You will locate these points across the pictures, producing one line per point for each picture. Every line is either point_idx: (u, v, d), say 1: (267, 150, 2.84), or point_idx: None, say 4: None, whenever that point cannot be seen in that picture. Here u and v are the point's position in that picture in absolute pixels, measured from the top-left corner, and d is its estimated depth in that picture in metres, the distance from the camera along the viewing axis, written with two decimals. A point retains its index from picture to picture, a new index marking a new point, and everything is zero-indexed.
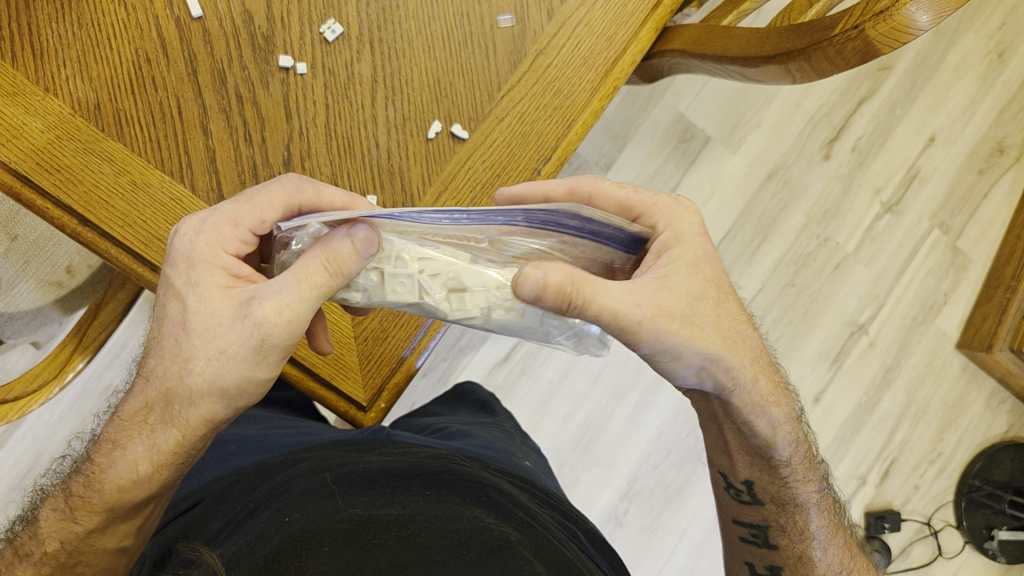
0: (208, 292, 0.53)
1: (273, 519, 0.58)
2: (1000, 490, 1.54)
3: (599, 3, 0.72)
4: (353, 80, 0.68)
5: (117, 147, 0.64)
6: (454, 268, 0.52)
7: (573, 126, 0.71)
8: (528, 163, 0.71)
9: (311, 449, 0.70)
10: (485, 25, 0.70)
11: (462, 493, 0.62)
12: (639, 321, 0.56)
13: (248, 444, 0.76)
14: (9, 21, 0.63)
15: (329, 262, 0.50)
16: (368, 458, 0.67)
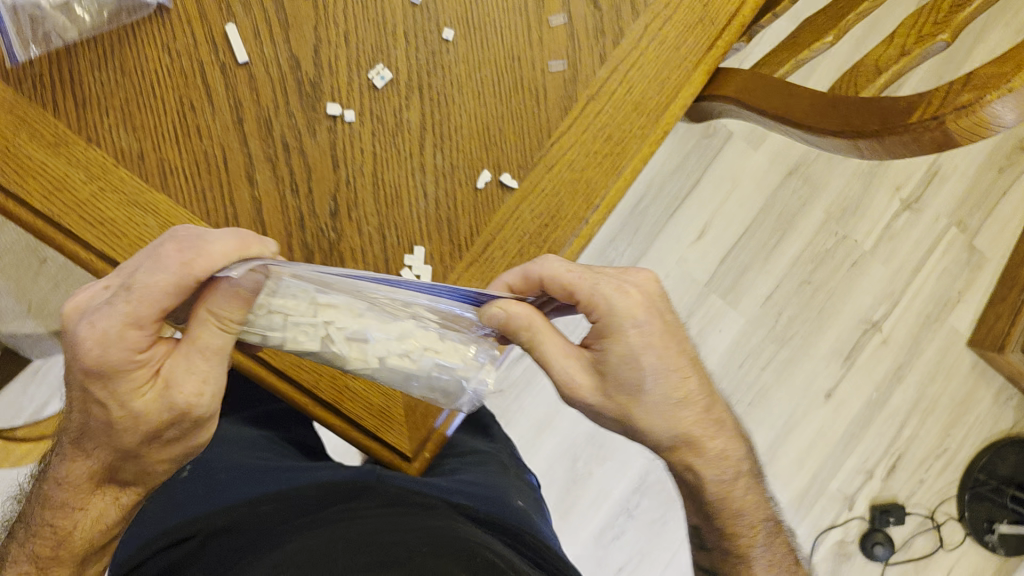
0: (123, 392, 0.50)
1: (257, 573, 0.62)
2: (1003, 485, 1.57)
3: (654, 45, 0.70)
4: (401, 128, 0.67)
5: (162, 199, 0.63)
6: (359, 320, 0.53)
7: (623, 173, 0.70)
8: (577, 212, 0.69)
9: (306, 510, 0.71)
10: (536, 70, 0.68)
11: (458, 550, 0.60)
12: (564, 379, 0.62)
13: (251, 484, 0.81)
14: (51, 67, 0.61)
15: (220, 318, 0.50)
16: (358, 509, 0.70)
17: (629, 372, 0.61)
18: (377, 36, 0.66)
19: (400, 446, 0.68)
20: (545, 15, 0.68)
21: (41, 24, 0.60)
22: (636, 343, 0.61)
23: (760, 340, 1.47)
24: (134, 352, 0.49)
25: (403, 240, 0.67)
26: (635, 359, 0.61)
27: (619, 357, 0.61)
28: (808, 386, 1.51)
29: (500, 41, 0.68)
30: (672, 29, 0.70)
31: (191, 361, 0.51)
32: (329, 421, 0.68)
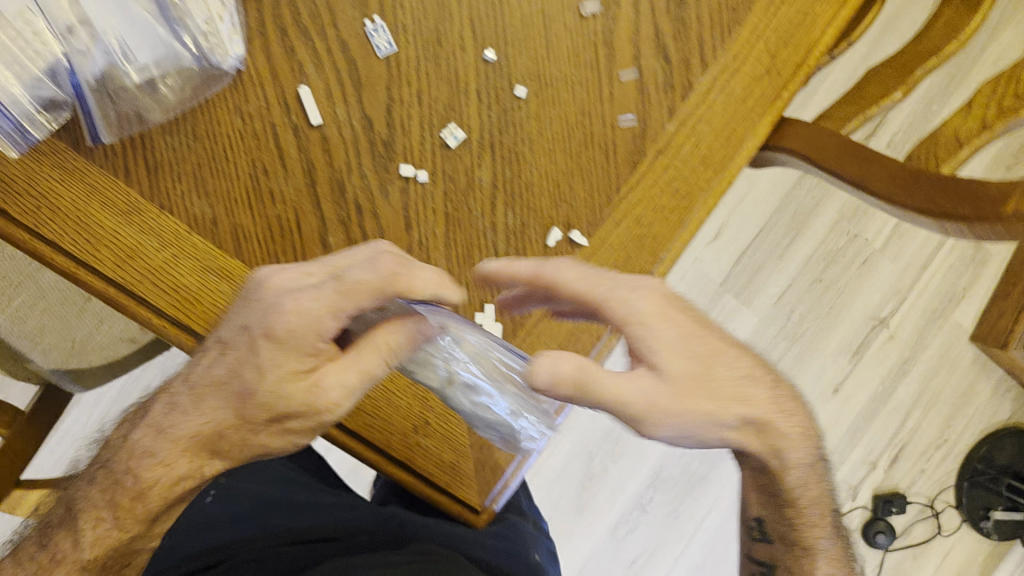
0: (281, 377, 0.50)
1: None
2: (1000, 474, 1.61)
3: (722, 97, 0.70)
4: (473, 186, 0.66)
5: (236, 264, 0.61)
6: (484, 373, 0.57)
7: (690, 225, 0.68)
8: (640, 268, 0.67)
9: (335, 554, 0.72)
10: (607, 126, 0.68)
11: None
12: (643, 406, 0.53)
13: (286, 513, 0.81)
14: (121, 134, 0.59)
15: (389, 350, 0.52)
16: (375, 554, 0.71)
17: (687, 361, 0.55)
18: (450, 95, 0.65)
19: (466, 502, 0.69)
20: (617, 71, 0.67)
21: (123, 105, 0.59)
22: (671, 338, 0.55)
23: (772, 337, 1.50)
24: (318, 337, 0.51)
25: (472, 301, 0.66)
26: (677, 343, 0.55)
27: (656, 347, 0.55)
28: (818, 381, 1.53)
29: (571, 98, 0.67)
30: (740, 80, 0.70)
31: (346, 373, 0.51)
32: (395, 474, 0.68)
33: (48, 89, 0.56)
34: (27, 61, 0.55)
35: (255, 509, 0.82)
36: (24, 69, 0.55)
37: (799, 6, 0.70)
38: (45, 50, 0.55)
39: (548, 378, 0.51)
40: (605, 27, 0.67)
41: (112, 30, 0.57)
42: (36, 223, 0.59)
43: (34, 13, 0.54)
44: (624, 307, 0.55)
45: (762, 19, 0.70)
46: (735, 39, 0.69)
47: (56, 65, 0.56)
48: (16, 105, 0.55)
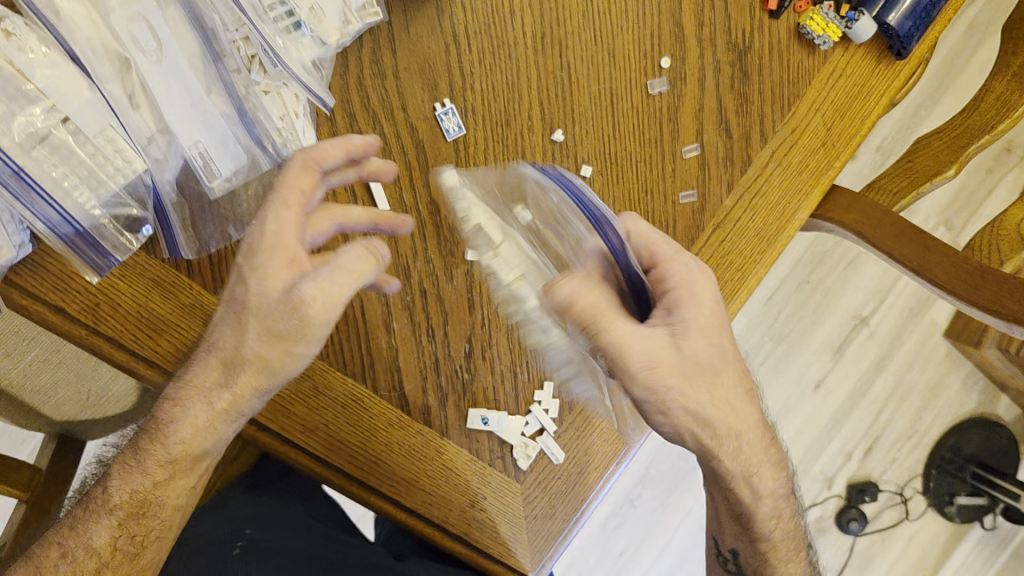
0: (264, 274, 0.51)
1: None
2: (965, 463, 1.69)
3: (779, 171, 0.68)
4: None
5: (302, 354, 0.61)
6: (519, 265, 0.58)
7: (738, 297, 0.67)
8: None
9: None
10: (668, 202, 0.67)
11: None
12: (644, 367, 0.52)
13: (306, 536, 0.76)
14: (189, 234, 0.58)
15: (366, 254, 0.51)
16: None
17: (709, 350, 0.55)
18: None
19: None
20: (679, 146, 0.67)
21: (211, 227, 0.59)
22: (704, 318, 0.55)
23: (759, 337, 1.57)
24: (292, 230, 0.52)
25: (533, 377, 0.67)
26: (714, 332, 0.55)
27: (698, 330, 0.54)
28: (800, 378, 1.59)
29: (634, 175, 0.66)
30: (799, 153, 0.69)
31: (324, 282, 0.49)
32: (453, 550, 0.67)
33: (128, 206, 0.54)
34: (106, 179, 0.52)
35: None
36: (103, 188, 0.52)
37: (856, 78, 0.69)
38: (128, 168, 0.52)
39: (560, 295, 0.52)
40: (670, 103, 0.66)
41: (198, 144, 0.56)
42: (95, 320, 0.56)
43: (117, 130, 0.52)
44: (699, 290, 0.55)
45: (821, 91, 0.69)
46: (793, 111, 0.69)
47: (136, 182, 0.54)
48: (99, 227, 0.52)
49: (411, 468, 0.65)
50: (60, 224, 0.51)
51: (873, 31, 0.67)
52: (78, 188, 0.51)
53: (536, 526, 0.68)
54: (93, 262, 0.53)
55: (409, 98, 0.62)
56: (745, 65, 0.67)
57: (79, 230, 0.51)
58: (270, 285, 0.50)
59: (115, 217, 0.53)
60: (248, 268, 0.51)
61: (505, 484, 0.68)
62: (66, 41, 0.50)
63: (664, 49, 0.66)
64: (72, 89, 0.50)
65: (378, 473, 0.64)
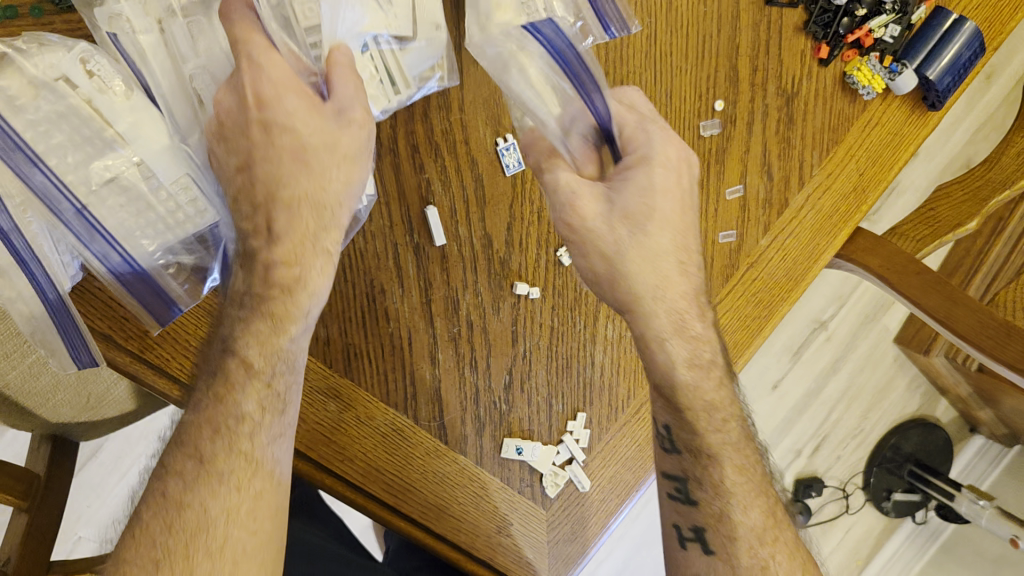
0: (297, 107, 0.50)
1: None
2: (904, 460, 1.76)
3: (811, 216, 0.70)
4: (580, 301, 0.66)
5: (344, 383, 0.60)
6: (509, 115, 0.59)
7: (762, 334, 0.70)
8: None
9: None
10: (708, 241, 0.68)
11: None
12: (566, 202, 0.57)
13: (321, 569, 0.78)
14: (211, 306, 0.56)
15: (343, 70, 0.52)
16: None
17: (641, 207, 0.57)
18: None
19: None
20: (723, 188, 0.68)
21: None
22: (658, 179, 0.58)
23: None
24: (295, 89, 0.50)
25: (566, 408, 0.68)
26: (651, 193, 0.57)
27: (635, 189, 0.57)
28: (761, 379, 1.64)
29: None
30: (830, 198, 0.71)
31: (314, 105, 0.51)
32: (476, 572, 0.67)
33: (193, 254, 0.54)
34: (175, 226, 0.52)
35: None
36: (170, 235, 0.52)
37: (890, 129, 0.71)
38: (199, 216, 0.53)
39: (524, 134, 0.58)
40: (719, 145, 0.67)
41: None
42: (141, 348, 0.54)
43: (194, 178, 0.52)
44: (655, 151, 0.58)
45: (857, 140, 0.71)
46: (830, 157, 0.70)
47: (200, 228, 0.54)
48: (162, 274, 0.52)
49: (443, 494, 0.64)
50: (122, 265, 0.50)
51: (913, 84, 0.69)
52: (146, 234, 0.51)
53: (553, 558, 0.68)
54: (156, 311, 0.53)
55: (472, 132, 0.62)
56: (792, 111, 0.69)
57: (140, 271, 0.51)
58: (299, 128, 0.50)
59: (178, 266, 0.53)
60: (282, 109, 0.50)
61: (531, 516, 0.67)
62: (145, 82, 0.50)
63: (719, 92, 0.67)
64: (154, 134, 0.50)
65: (412, 498, 0.63)
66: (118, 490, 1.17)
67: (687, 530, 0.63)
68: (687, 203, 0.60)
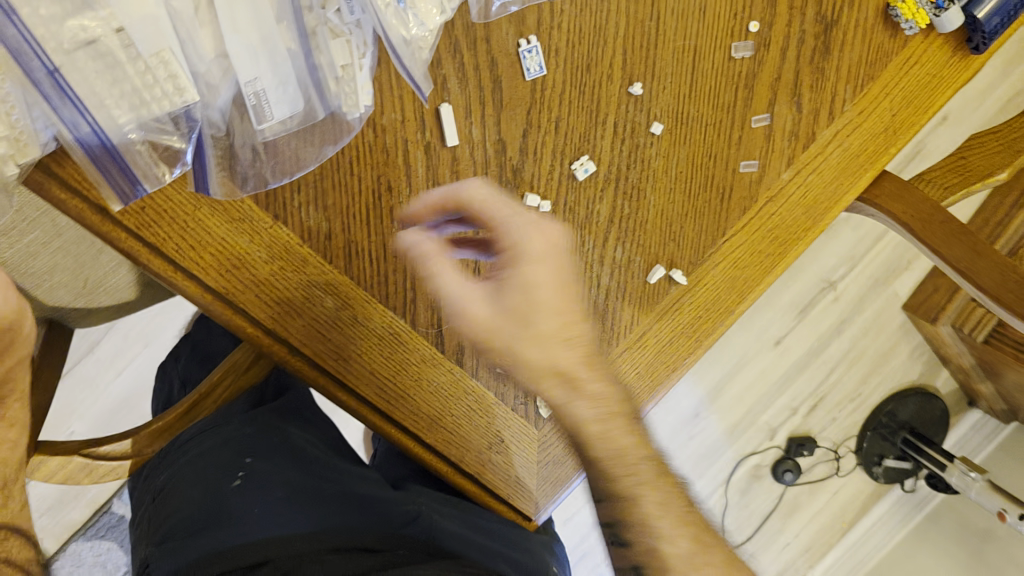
0: None
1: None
2: (898, 428, 1.74)
3: (837, 153, 0.68)
4: (590, 220, 0.63)
5: (344, 281, 0.59)
6: None
7: (772, 273, 0.68)
8: (730, 307, 0.68)
9: (354, 530, 0.74)
10: (729, 169, 0.66)
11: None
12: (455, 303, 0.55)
13: (306, 461, 0.83)
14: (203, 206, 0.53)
15: None
16: (403, 557, 0.71)
17: (519, 300, 0.55)
18: (586, 125, 0.62)
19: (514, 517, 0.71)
20: (750, 116, 0.66)
21: (252, 162, 0.55)
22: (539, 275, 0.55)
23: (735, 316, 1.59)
24: None
25: None
26: (528, 294, 0.55)
27: (521, 288, 0.55)
28: (763, 333, 1.62)
29: (702, 140, 0.65)
30: (859, 136, 0.68)
31: None
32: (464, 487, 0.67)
33: (167, 133, 0.51)
34: (152, 102, 0.49)
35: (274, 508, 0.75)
36: (144, 110, 0.49)
37: (930, 69, 0.69)
38: (176, 95, 0.49)
39: None
40: (750, 69, 0.65)
41: (256, 83, 0.51)
42: (138, 224, 0.52)
43: (175, 55, 0.48)
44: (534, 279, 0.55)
45: (893, 77, 0.68)
46: (864, 94, 0.68)
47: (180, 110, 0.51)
48: (131, 151, 0.49)
49: (435, 405, 0.64)
50: (89, 135, 0.48)
51: (959, 22, 0.67)
52: (118, 105, 0.48)
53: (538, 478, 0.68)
54: (119, 188, 0.49)
55: (495, 29, 0.59)
56: (830, 40, 0.66)
57: (108, 144, 0.49)
58: None
59: (151, 144, 0.51)
60: None
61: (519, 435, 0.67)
62: None
63: (755, 12, 0.64)
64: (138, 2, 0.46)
65: (405, 406, 0.63)
66: (113, 387, 1.17)
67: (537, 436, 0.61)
68: (571, 302, 0.57)
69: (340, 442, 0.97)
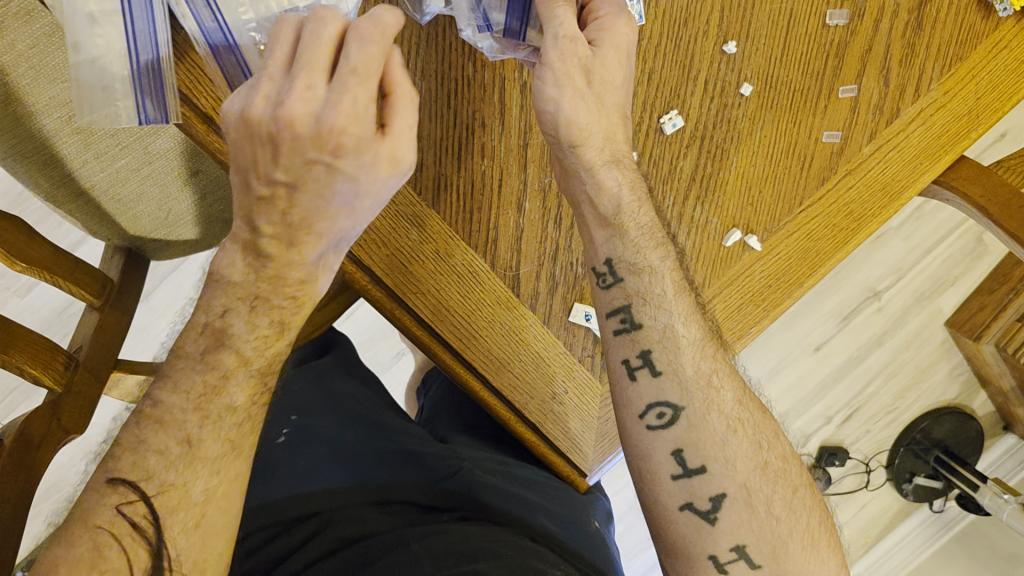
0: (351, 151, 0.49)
1: (339, 559, 0.70)
2: (931, 446, 1.73)
3: (918, 131, 0.69)
4: (673, 175, 0.64)
5: (431, 215, 0.60)
6: None
7: (842, 247, 0.69)
8: (800, 277, 0.69)
9: (395, 483, 0.79)
10: (812, 139, 0.67)
11: (511, 544, 0.71)
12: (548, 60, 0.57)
13: (353, 418, 0.88)
14: None
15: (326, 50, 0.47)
16: (437, 515, 0.76)
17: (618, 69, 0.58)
18: (678, 80, 0.63)
19: (565, 471, 0.72)
20: (837, 85, 0.66)
21: None
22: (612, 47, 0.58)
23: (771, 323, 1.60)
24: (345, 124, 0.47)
25: None
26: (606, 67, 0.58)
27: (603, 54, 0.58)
28: (802, 338, 1.62)
29: (789, 104, 0.65)
30: (942, 116, 0.69)
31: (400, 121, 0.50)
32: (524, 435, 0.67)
33: None
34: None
35: (317, 465, 0.81)
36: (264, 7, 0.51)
37: (1018, 56, 0.70)
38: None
39: None
40: (842, 38, 0.66)
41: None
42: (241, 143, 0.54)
43: None
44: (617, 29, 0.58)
45: (981, 60, 0.69)
46: (951, 73, 0.68)
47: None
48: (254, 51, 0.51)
49: (503, 350, 0.64)
50: (213, 32, 0.50)
51: None
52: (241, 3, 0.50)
53: (595, 433, 0.69)
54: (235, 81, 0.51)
55: None
56: (922, 15, 0.67)
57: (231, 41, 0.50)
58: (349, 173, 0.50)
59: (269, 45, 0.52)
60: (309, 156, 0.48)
61: (577, 386, 0.67)
62: None
63: None
64: None
65: (476, 347, 0.63)
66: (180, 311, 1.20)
67: (632, 360, 0.64)
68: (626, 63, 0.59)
69: (388, 403, 0.99)
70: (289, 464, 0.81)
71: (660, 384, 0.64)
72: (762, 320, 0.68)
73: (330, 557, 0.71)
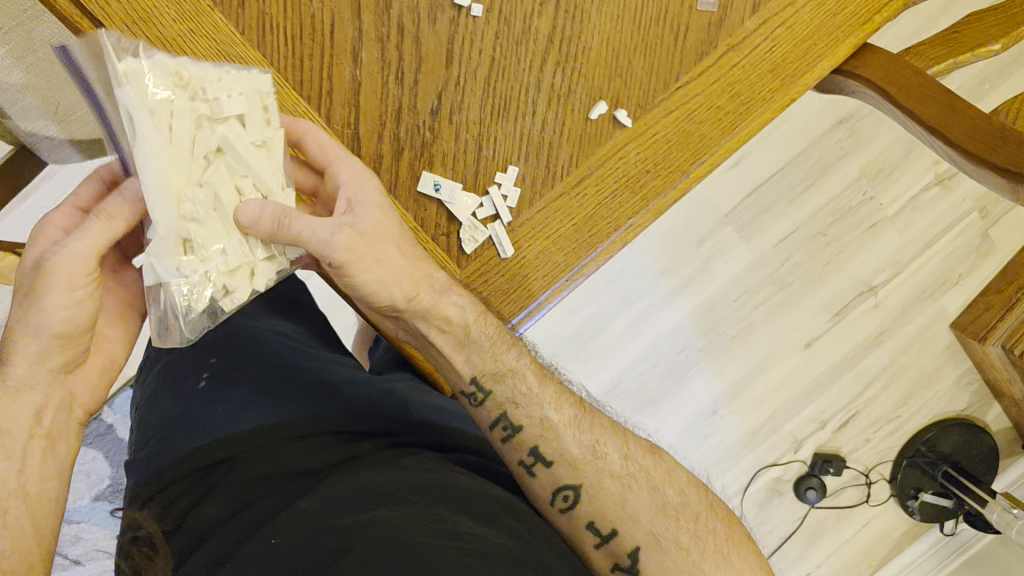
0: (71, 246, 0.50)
1: (253, 499, 0.63)
2: (939, 461, 1.59)
3: (809, 7, 0.64)
4: (527, 36, 0.61)
5: (258, 57, 0.57)
6: None
7: (738, 134, 0.64)
8: (682, 161, 0.63)
9: (318, 422, 0.72)
10: (684, 6, 0.63)
11: (428, 491, 0.63)
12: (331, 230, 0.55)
13: (279, 358, 0.83)
14: None
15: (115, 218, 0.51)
16: (359, 445, 0.71)
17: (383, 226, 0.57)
18: None
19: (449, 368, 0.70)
20: None
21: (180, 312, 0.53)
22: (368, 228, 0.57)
23: (744, 313, 1.51)
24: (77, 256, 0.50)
25: (497, 158, 0.62)
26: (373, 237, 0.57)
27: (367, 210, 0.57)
28: (791, 331, 1.54)
29: None
30: None
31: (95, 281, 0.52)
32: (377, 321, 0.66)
33: None
34: None
35: (234, 406, 0.75)
36: None
37: None
38: None
39: None
40: None
41: None
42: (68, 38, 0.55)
43: None
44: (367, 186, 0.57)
45: None
46: None
47: (216, 307, 0.53)
48: None
49: None
50: None
51: None
52: None
53: (450, 337, 0.63)
54: None
55: None
56: None
57: None
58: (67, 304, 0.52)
59: None
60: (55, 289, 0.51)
61: (452, 288, 0.62)
62: None
63: None
64: None
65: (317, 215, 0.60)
66: None
67: (528, 458, 0.65)
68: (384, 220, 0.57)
69: (325, 338, 0.95)
70: (205, 412, 0.75)
71: (555, 472, 0.64)
72: (642, 207, 0.63)
73: (237, 500, 0.63)
